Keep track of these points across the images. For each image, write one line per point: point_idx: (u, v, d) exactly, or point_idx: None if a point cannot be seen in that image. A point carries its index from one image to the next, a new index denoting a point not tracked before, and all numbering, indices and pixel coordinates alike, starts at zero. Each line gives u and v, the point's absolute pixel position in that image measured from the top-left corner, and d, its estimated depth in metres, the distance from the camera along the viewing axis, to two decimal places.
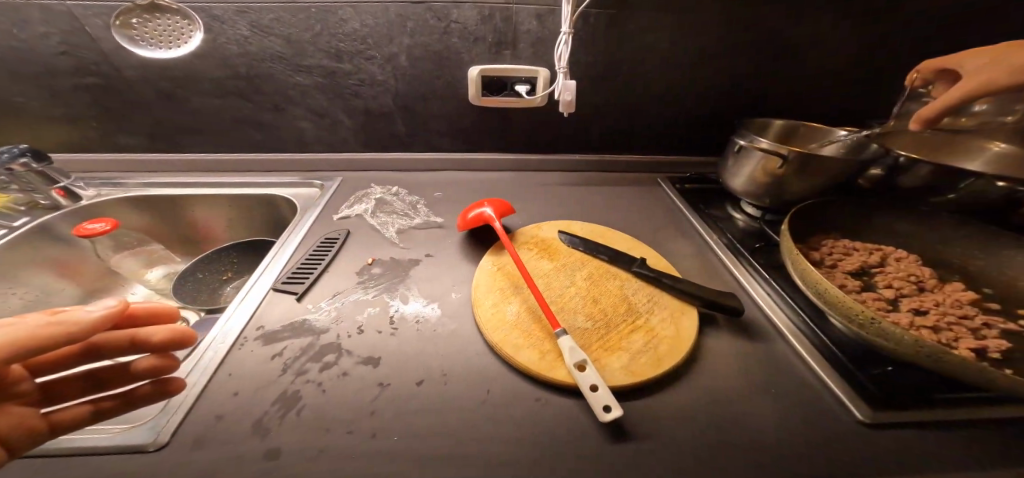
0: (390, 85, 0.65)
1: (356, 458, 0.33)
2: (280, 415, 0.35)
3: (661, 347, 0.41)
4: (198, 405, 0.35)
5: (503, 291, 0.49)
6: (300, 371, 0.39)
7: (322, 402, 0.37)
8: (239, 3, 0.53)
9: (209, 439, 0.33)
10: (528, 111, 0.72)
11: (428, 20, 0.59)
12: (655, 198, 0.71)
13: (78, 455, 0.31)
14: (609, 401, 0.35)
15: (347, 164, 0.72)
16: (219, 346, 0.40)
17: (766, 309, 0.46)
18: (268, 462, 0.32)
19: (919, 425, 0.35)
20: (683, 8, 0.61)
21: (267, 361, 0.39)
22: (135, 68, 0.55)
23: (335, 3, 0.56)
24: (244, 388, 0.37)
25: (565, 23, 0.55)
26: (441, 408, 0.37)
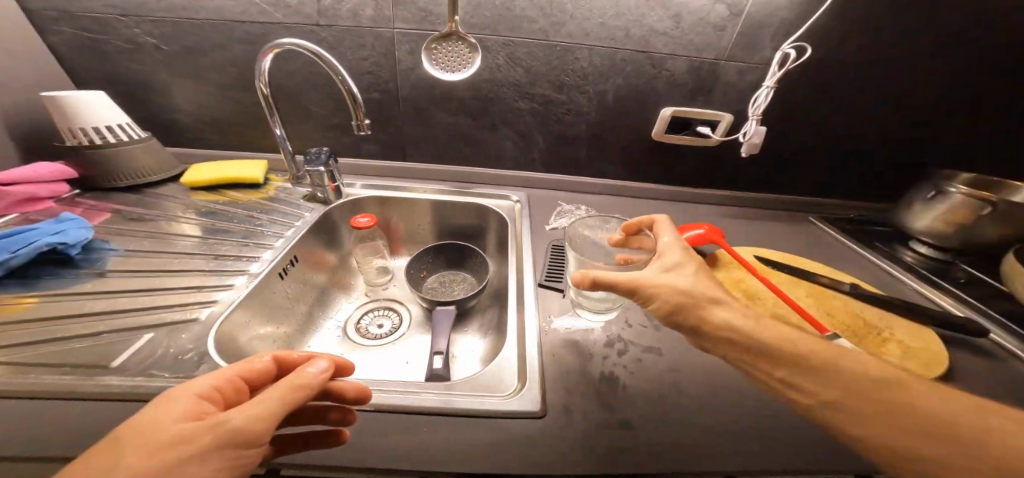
0: (589, 115, 0.75)
1: (697, 434, 0.38)
2: (611, 391, 0.41)
3: (922, 357, 0.45)
4: (545, 379, 0.42)
5: (739, 299, 0.54)
6: (608, 356, 0.45)
7: (637, 381, 0.43)
8: (507, 37, 0.66)
9: (570, 407, 0.39)
10: (699, 151, 0.80)
11: (646, 68, 0.69)
12: (814, 233, 0.78)
13: (483, 415, 0.38)
14: None
15: (532, 183, 0.82)
16: (530, 331, 0.47)
17: (998, 338, 0.50)
18: (626, 430, 0.38)
19: None
20: (872, 71, 0.68)
21: (574, 346, 0.46)
22: (409, 83, 0.68)
23: (575, 45, 0.67)
24: (571, 367, 0.44)
25: (770, 78, 0.64)
26: (742, 396, 0.42)
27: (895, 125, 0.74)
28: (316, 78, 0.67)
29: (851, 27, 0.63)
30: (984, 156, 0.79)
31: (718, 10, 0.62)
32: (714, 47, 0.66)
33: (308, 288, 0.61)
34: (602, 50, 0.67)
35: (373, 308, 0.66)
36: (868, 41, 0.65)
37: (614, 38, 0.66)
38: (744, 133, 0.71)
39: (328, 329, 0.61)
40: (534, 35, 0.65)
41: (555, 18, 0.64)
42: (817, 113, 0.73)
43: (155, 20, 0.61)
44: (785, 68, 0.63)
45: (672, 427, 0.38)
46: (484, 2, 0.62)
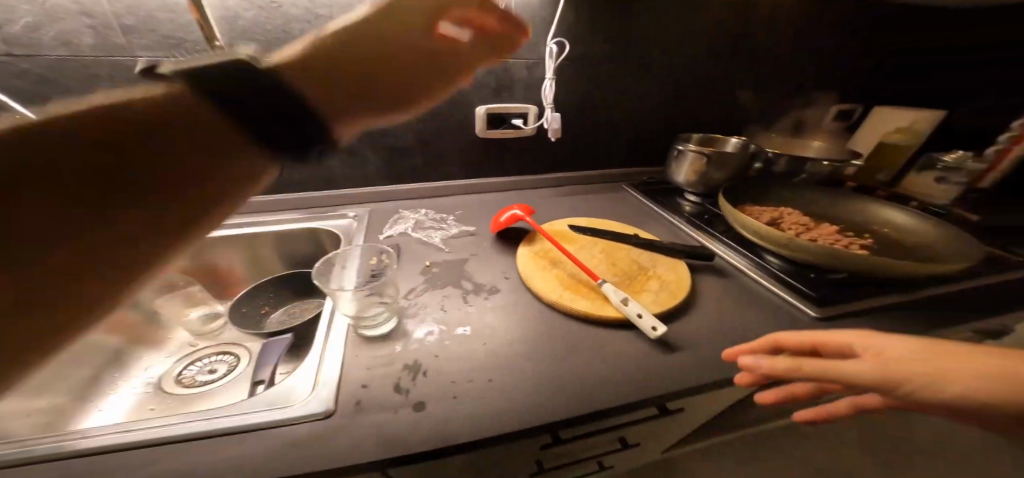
0: (410, 124, 0.78)
1: (485, 395, 0.42)
2: (411, 378, 0.43)
3: (672, 285, 0.59)
4: (343, 382, 0.42)
5: (546, 266, 0.62)
6: (416, 343, 0.48)
7: (439, 362, 0.45)
8: None
9: (364, 402, 0.40)
10: (521, 141, 0.89)
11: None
12: (627, 198, 0.92)
13: (264, 428, 0.37)
14: (655, 323, 0.50)
15: (371, 197, 0.82)
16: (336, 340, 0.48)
17: (729, 261, 0.67)
18: (419, 410, 0.39)
19: (847, 315, 0.55)
20: (625, 61, 0.84)
21: (381, 344, 0.47)
22: None
23: None
24: (373, 365, 0.45)
25: (550, 72, 0.77)
26: (532, 354, 0.48)
27: (661, 101, 0.92)
28: None
29: (597, 23, 0.79)
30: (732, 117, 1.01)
31: None
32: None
33: (91, 353, 0.56)
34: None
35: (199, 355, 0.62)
36: (614, 33, 0.80)
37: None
38: (546, 121, 0.83)
39: (126, 396, 0.55)
40: None
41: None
42: (600, 95, 0.87)
43: None
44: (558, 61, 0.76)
45: (463, 396, 0.41)
46: (252, 26, 0.62)
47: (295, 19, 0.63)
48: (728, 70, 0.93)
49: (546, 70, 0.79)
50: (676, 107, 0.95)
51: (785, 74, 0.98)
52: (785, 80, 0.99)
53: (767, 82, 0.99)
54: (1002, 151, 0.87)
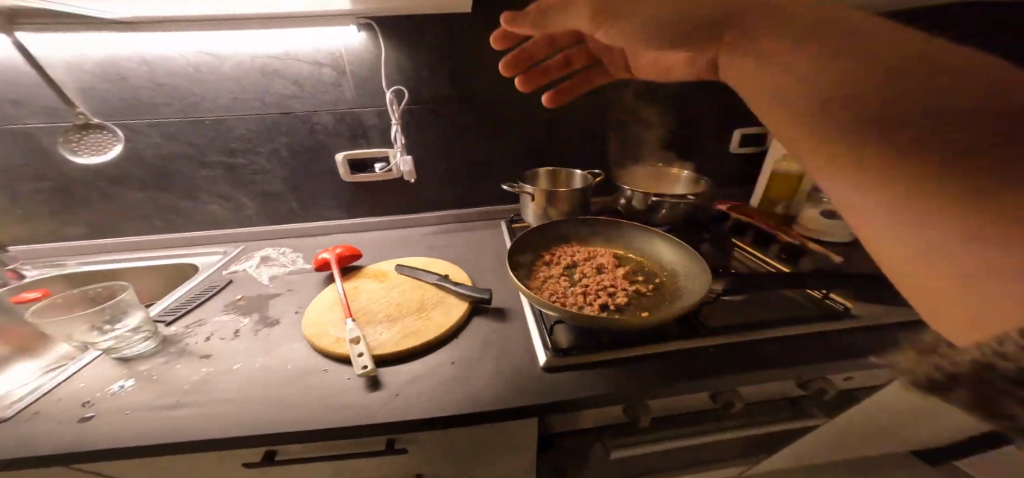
0: (275, 172, 0.87)
1: (157, 413, 0.48)
2: (107, 397, 0.50)
3: (429, 326, 0.63)
4: (52, 393, 0.50)
5: (332, 302, 0.68)
6: (148, 365, 0.55)
7: (151, 382, 0.52)
8: (152, 120, 0.77)
9: (48, 414, 0.47)
10: (390, 183, 0.96)
11: (297, 124, 0.82)
12: (492, 238, 0.94)
13: None
14: (366, 362, 0.54)
15: (249, 236, 0.92)
16: (82, 359, 0.56)
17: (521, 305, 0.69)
18: (83, 422, 0.46)
19: (579, 368, 0.56)
20: (477, 106, 0.87)
21: (113, 367, 0.54)
22: (83, 169, 0.79)
23: (223, 117, 0.79)
24: (90, 382, 0.52)
25: (393, 116, 0.83)
26: (244, 378, 0.53)
27: (529, 140, 0.92)
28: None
29: (438, 72, 0.82)
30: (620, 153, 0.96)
31: (326, 72, 0.78)
32: (343, 100, 0.82)
33: None
34: (251, 118, 0.79)
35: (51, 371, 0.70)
36: (461, 82, 0.84)
37: (255, 107, 0.79)
38: (399, 164, 0.89)
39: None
40: (176, 114, 0.77)
41: (184, 99, 0.76)
42: (459, 139, 0.90)
43: None
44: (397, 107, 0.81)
45: (137, 413, 0.48)
46: (109, 96, 0.73)
47: (142, 88, 0.73)
48: (601, 108, 0.90)
49: (391, 118, 0.84)
50: (546, 145, 0.94)
51: (675, 107, 0.92)
52: (675, 113, 0.93)
53: (653, 115, 0.93)
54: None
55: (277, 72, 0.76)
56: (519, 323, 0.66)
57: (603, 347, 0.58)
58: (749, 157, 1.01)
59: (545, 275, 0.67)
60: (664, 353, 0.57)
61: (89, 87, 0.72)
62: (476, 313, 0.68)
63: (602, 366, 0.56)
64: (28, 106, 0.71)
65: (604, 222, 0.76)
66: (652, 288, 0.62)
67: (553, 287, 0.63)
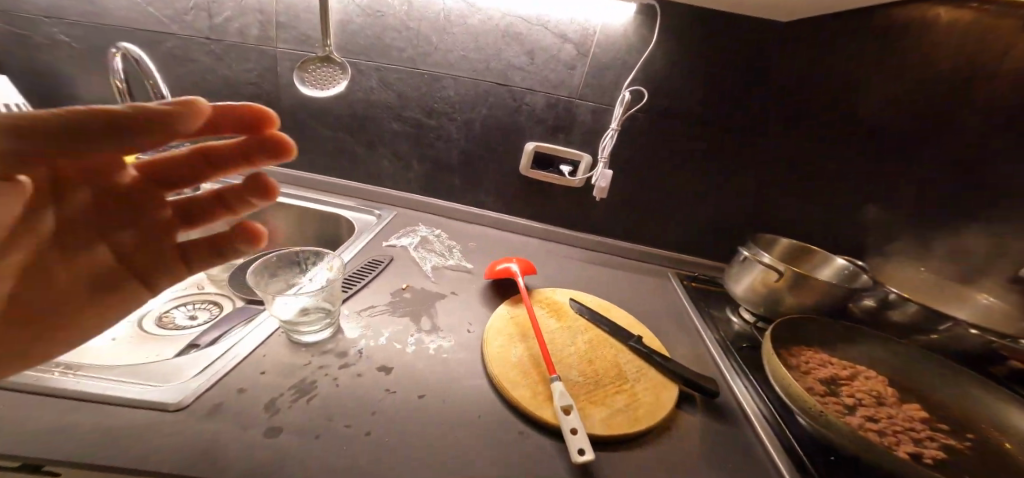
0: (458, 143, 0.76)
1: (346, 446, 0.37)
2: (292, 399, 0.40)
3: (641, 410, 0.48)
4: (227, 378, 0.41)
5: (511, 335, 0.55)
6: (327, 362, 0.46)
7: (334, 393, 0.42)
8: (379, 63, 0.69)
9: (226, 406, 0.38)
10: (567, 190, 0.82)
11: (506, 100, 0.70)
12: (669, 290, 0.77)
13: (112, 403, 0.36)
14: (586, 446, 0.40)
15: (403, 203, 0.83)
16: (260, 330, 0.48)
17: (740, 399, 0.53)
18: (268, 437, 0.36)
19: None
20: (721, 134, 0.70)
21: (292, 355, 0.46)
22: (292, 98, 0.74)
23: (441, 74, 0.69)
24: (269, 370, 0.43)
25: (615, 121, 0.68)
26: (434, 419, 0.42)
27: (760, 189, 0.74)
28: (205, 82, 0.73)
29: (699, 84, 0.66)
30: (865, 236, 0.75)
31: (567, 49, 0.65)
32: (567, 85, 0.68)
33: None
34: (469, 83, 0.68)
35: (187, 301, 0.66)
36: (719, 103, 0.68)
37: (476, 69, 0.67)
38: (594, 175, 0.74)
39: None
40: (403, 60, 0.68)
41: (420, 49, 0.67)
42: (677, 166, 0.74)
43: (70, 22, 0.71)
44: (631, 111, 0.67)
45: (327, 441, 0.37)
46: (357, 34, 0.67)
47: (390, 29, 0.66)
48: (875, 178, 0.70)
49: (611, 119, 0.70)
50: (773, 200, 0.75)
51: None
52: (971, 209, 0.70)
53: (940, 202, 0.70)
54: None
55: (518, 36, 0.64)
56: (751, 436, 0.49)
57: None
58: None
59: (799, 379, 0.51)
60: None
61: (347, 20, 0.66)
62: (683, 401, 0.52)
63: None
64: (289, 31, 0.68)
65: (855, 328, 0.59)
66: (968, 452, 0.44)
67: (824, 405, 0.47)
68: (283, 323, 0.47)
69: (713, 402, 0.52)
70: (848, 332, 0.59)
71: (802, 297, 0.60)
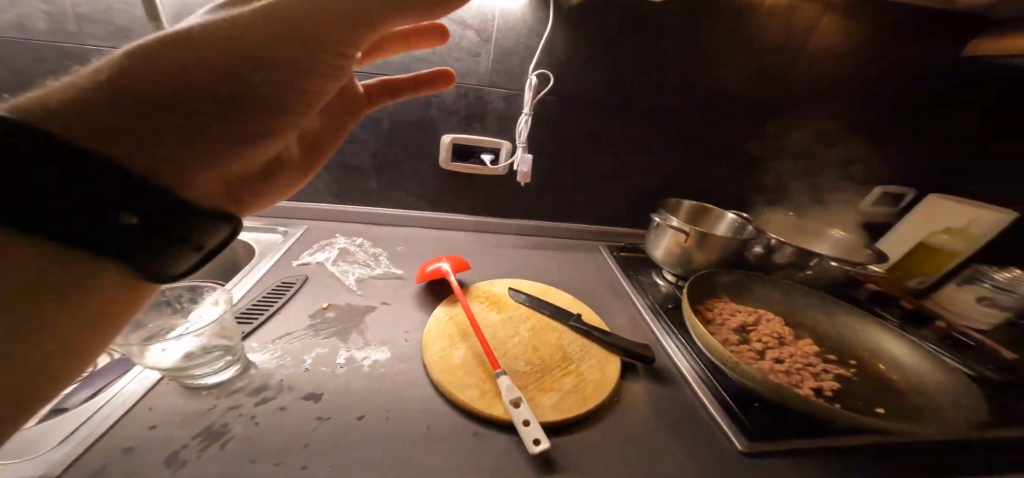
0: (367, 143, 0.70)
1: None
2: (199, 447, 0.35)
3: (587, 388, 0.50)
4: (99, 443, 0.34)
5: (452, 336, 0.53)
6: (237, 401, 0.40)
7: (252, 432, 0.37)
8: None
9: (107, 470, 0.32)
10: (491, 179, 0.81)
11: (412, 93, 0.65)
12: (600, 264, 0.81)
13: None
14: (540, 435, 0.41)
15: (315, 214, 0.75)
16: (146, 378, 0.41)
17: (674, 360, 0.58)
18: None
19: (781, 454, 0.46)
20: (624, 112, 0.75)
21: (192, 398, 0.39)
22: None
23: None
24: (161, 423, 0.37)
25: (527, 106, 0.69)
26: (377, 437, 0.39)
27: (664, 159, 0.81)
28: None
29: (601, 65, 0.69)
30: (751, 191, 0.86)
31: (468, 36, 0.63)
32: (474, 73, 0.66)
33: None
34: (367, 77, 0.62)
35: None
36: (620, 82, 0.71)
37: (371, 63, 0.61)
38: (515, 161, 0.74)
39: None
40: None
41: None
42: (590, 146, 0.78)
43: None
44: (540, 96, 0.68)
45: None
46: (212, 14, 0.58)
47: None
48: (752, 140, 0.80)
49: (523, 105, 0.70)
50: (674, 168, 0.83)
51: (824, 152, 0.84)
52: (822, 158, 0.84)
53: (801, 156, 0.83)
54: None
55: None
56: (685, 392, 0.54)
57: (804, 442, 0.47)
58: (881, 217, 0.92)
59: (718, 334, 0.56)
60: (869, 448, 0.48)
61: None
62: (626, 372, 0.55)
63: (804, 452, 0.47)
64: None
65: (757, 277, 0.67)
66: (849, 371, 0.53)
67: (740, 353, 0.53)
68: (165, 371, 0.40)
69: (650, 367, 0.56)
70: (749, 281, 0.67)
71: (710, 252, 0.66)
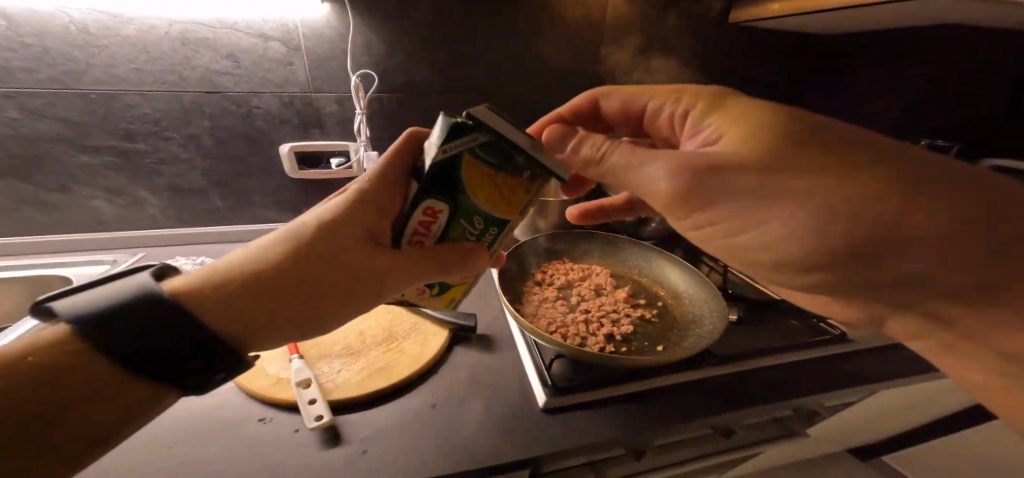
0: (195, 163, 0.68)
1: None
2: None
3: (401, 363, 0.50)
4: None
5: None
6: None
7: None
8: (6, 88, 0.53)
9: None
10: (349, 181, 0.81)
11: (228, 106, 0.65)
12: None
13: None
14: (322, 410, 0.41)
15: (154, 240, 0.72)
16: None
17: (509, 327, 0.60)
18: None
19: (580, 406, 0.48)
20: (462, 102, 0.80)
21: None
22: None
23: (120, 90, 0.58)
24: None
25: (358, 104, 0.71)
26: (140, 438, 0.38)
27: None
28: None
29: (425, 60, 0.74)
30: None
31: (273, 47, 0.63)
32: (293, 81, 0.67)
33: None
34: (166, 95, 0.60)
35: None
36: (444, 70, 0.76)
37: (167, 82, 0.59)
38: (362, 159, 0.76)
39: None
40: (48, 85, 0.54)
41: (65, 67, 0.54)
42: None
43: None
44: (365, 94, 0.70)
45: None
46: None
47: None
48: None
49: (354, 105, 0.72)
50: None
51: None
52: None
53: None
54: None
55: (203, 42, 0.59)
56: (511, 353, 0.56)
57: (594, 384, 0.50)
58: None
59: (538, 293, 0.58)
60: (665, 386, 0.52)
61: None
62: (458, 342, 0.57)
63: (605, 400, 0.50)
64: None
65: (598, 235, 0.68)
66: (654, 312, 0.55)
67: (549, 310, 0.55)
68: None
69: (482, 337, 0.58)
70: (591, 238, 0.69)
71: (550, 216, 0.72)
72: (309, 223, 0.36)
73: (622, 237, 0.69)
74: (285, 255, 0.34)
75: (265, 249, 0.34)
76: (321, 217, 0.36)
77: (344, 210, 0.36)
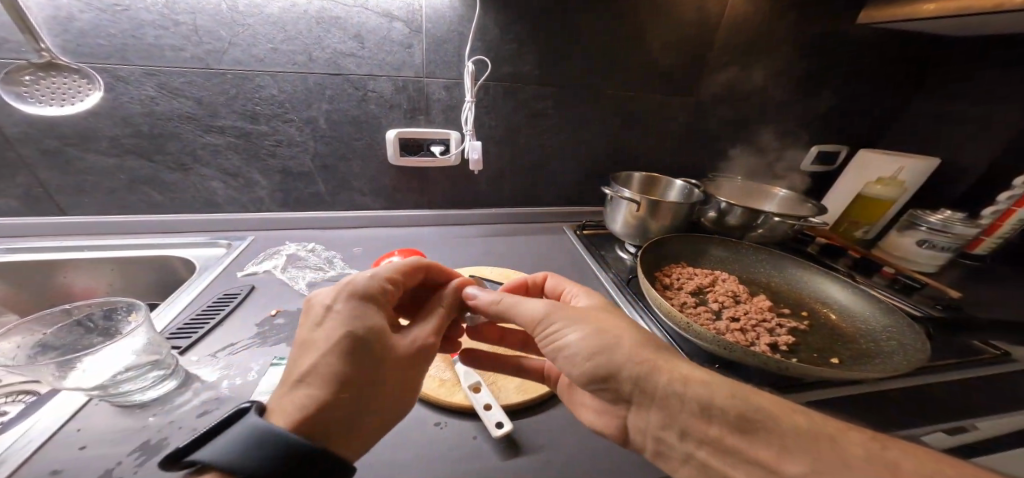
0: (308, 146, 0.66)
1: None
2: (137, 463, 0.34)
3: (550, 368, 0.49)
4: (27, 467, 0.33)
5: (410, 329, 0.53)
6: (174, 417, 0.38)
7: None
8: (147, 66, 0.53)
9: None
10: (445, 170, 0.78)
11: (347, 89, 0.63)
12: (563, 243, 0.81)
13: None
14: (501, 418, 0.41)
15: (259, 223, 0.70)
16: (65, 411, 0.37)
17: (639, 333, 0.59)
18: None
19: None
20: (568, 93, 0.76)
21: (122, 415, 0.38)
22: (32, 124, 0.54)
23: (252, 71, 0.57)
24: (93, 442, 0.35)
25: (468, 93, 0.68)
26: None
27: (613, 137, 0.83)
28: None
29: (538, 48, 0.70)
30: (698, 161, 0.90)
31: (397, 28, 0.61)
32: (410, 65, 0.64)
33: None
34: (292, 76, 0.59)
35: None
36: (555, 58, 0.72)
37: (296, 62, 0.58)
38: (465, 149, 0.73)
39: None
40: (190, 63, 0.54)
41: (208, 46, 0.54)
42: (537, 128, 0.78)
43: None
44: (478, 81, 0.66)
45: None
46: (93, 30, 0.50)
47: None
48: (693, 111, 0.83)
49: (465, 92, 0.69)
50: (626, 142, 0.84)
51: (764, 117, 0.87)
52: (763, 121, 0.88)
53: (744, 118, 0.86)
54: (1003, 213, 0.76)
55: (335, 21, 0.57)
56: None
57: None
58: (818, 174, 0.97)
59: (674, 297, 0.56)
60: None
61: (59, 13, 0.48)
62: None
63: None
64: None
65: (715, 239, 0.68)
66: (808, 325, 0.52)
67: (695, 314, 0.52)
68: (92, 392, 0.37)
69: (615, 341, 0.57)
70: (705, 243, 0.69)
71: (663, 218, 0.66)
72: (339, 353, 0.33)
73: (743, 244, 0.69)
74: (372, 356, 0.35)
75: (334, 368, 0.33)
76: (351, 316, 0.36)
77: (328, 352, 0.33)
